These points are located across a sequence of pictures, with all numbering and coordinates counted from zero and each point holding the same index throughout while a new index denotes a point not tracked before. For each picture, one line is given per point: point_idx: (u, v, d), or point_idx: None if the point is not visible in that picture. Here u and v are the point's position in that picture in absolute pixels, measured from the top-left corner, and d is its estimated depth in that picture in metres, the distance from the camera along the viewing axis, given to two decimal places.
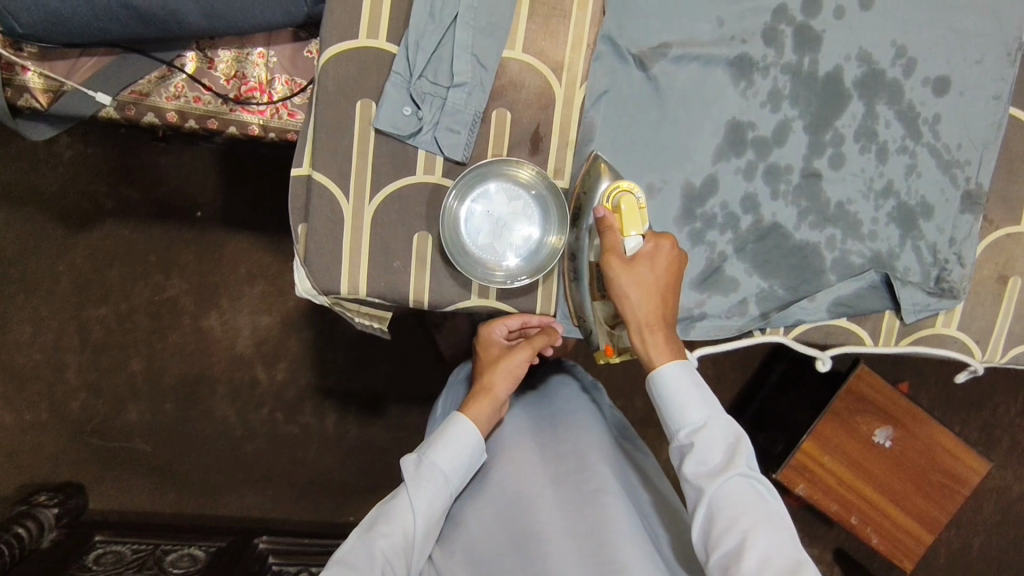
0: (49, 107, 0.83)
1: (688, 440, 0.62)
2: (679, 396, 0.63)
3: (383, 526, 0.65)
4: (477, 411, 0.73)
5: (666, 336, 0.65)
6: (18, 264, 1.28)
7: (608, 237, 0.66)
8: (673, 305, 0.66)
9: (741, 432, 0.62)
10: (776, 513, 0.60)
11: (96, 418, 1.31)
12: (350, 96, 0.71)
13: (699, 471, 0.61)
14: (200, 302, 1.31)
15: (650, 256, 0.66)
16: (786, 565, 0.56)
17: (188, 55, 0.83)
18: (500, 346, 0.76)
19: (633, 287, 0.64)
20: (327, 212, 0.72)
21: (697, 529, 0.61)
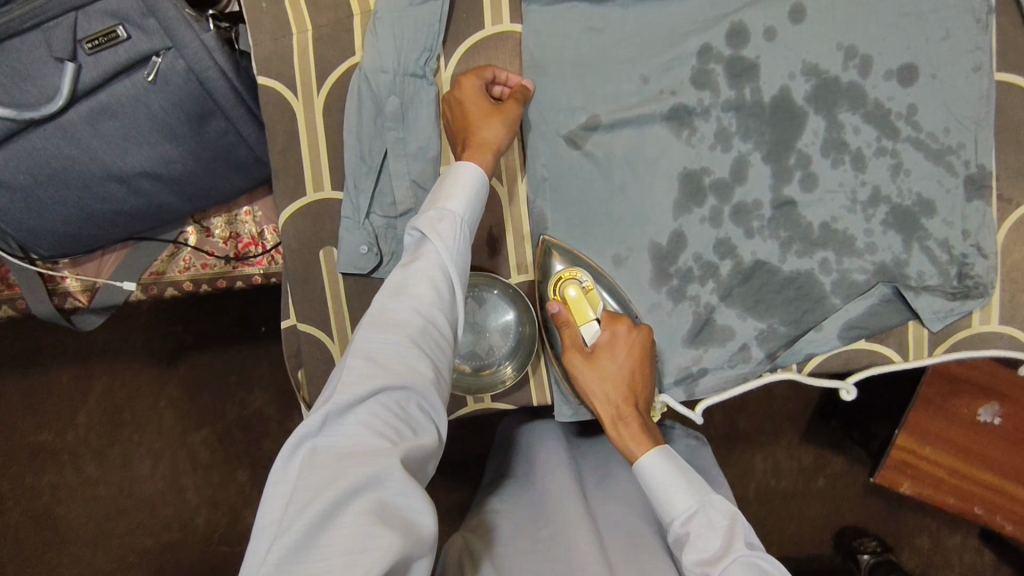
0: (90, 303, 0.95)
1: (684, 530, 0.62)
2: (665, 484, 0.63)
3: (401, 316, 0.53)
4: (487, 162, 0.66)
5: (642, 424, 0.67)
6: (129, 406, 1.46)
7: (567, 333, 0.71)
8: (644, 386, 0.70)
9: (735, 514, 0.62)
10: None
11: (219, 529, 1.46)
12: (312, 247, 0.76)
13: (699, 559, 0.60)
14: (283, 409, 1.45)
15: (609, 345, 0.70)
16: None
17: (188, 230, 0.92)
18: (487, 106, 0.69)
19: (598, 381, 0.68)
20: (318, 355, 0.78)
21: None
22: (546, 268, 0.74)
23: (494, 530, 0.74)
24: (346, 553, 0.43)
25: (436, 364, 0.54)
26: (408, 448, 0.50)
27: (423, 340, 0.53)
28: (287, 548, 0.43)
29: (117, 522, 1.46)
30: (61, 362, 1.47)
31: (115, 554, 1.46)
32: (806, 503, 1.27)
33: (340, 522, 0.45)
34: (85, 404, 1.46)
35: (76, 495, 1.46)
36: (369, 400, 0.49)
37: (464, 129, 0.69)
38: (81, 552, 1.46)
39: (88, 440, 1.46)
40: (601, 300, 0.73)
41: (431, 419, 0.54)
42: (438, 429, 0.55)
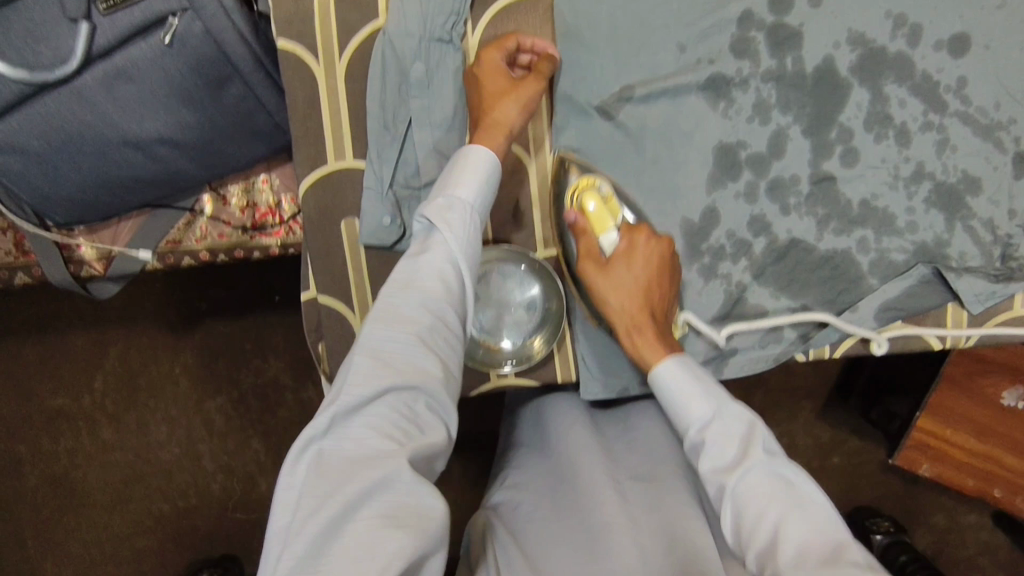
0: (105, 272, 0.93)
1: (699, 438, 0.56)
2: (681, 392, 0.58)
3: (410, 314, 0.51)
4: (497, 143, 0.63)
5: (655, 332, 0.63)
6: (145, 373, 1.46)
7: (583, 242, 0.68)
8: (664, 297, 0.66)
9: (755, 419, 0.56)
10: (814, 499, 0.51)
11: (235, 495, 1.47)
12: (333, 218, 0.74)
13: (715, 466, 0.54)
14: (297, 377, 1.45)
15: (625, 255, 0.66)
16: (829, 551, 0.47)
17: (204, 199, 0.91)
18: (505, 81, 0.66)
19: (612, 292, 0.65)
20: (338, 329, 0.76)
21: (727, 531, 0.53)
22: (563, 182, 0.71)
23: (515, 507, 0.72)
24: (355, 562, 0.43)
25: (447, 360, 0.52)
26: (418, 448, 0.48)
27: (431, 336, 0.51)
28: (297, 556, 0.43)
29: (133, 487, 1.48)
30: (76, 329, 1.46)
31: (133, 518, 1.48)
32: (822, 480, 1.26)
33: (350, 528, 0.44)
34: (101, 369, 1.47)
35: (93, 459, 1.48)
36: (376, 403, 0.48)
37: (480, 107, 0.66)
38: (100, 515, 1.48)
39: (104, 406, 1.47)
40: (620, 209, 0.70)
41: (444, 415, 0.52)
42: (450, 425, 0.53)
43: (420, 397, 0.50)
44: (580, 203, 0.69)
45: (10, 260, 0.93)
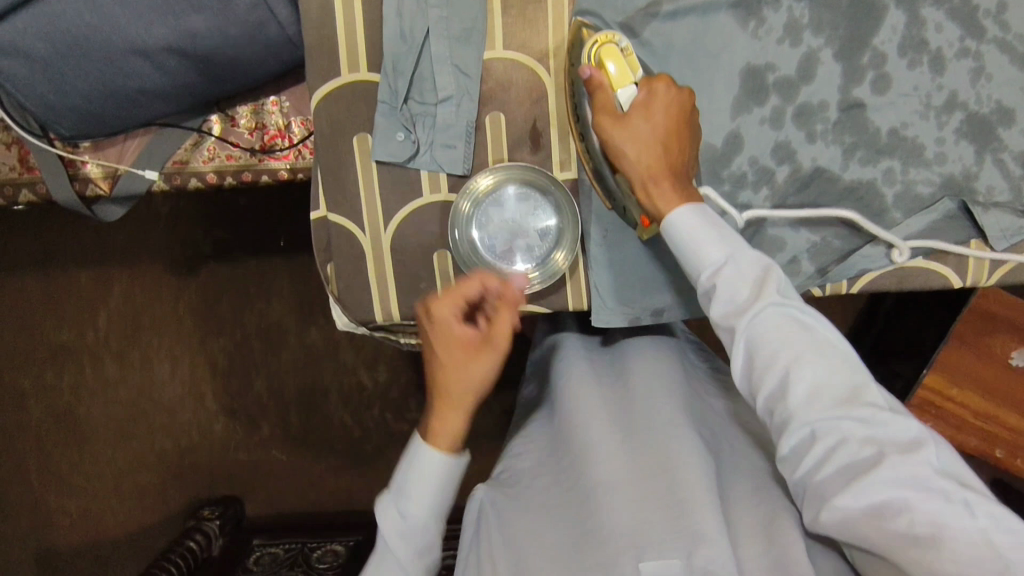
0: (111, 192, 0.92)
1: (711, 282, 0.57)
2: (694, 237, 0.58)
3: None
4: (450, 429, 0.63)
5: (674, 184, 0.61)
6: (149, 310, 1.45)
7: (598, 95, 0.64)
8: (683, 149, 0.63)
9: (770, 263, 0.56)
10: (827, 340, 0.53)
11: (237, 436, 1.47)
12: (345, 133, 0.72)
13: (727, 310, 0.55)
14: (301, 321, 1.44)
15: (643, 106, 0.63)
16: (844, 394, 0.50)
17: (212, 119, 0.88)
18: (456, 334, 0.63)
19: (628, 140, 0.62)
20: (348, 249, 0.75)
21: (737, 372, 0.56)
22: (579, 42, 0.67)
23: (518, 486, 0.68)
24: None
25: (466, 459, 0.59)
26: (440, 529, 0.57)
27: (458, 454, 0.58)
28: None
29: (136, 424, 1.48)
30: (80, 265, 1.45)
31: (135, 455, 1.49)
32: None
33: None
34: (106, 305, 1.46)
35: (96, 395, 1.48)
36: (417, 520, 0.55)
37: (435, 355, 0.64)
38: (103, 450, 1.49)
39: (108, 342, 1.47)
40: (639, 67, 0.66)
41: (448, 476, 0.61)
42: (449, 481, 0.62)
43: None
44: (598, 60, 0.65)
45: (14, 176, 0.92)
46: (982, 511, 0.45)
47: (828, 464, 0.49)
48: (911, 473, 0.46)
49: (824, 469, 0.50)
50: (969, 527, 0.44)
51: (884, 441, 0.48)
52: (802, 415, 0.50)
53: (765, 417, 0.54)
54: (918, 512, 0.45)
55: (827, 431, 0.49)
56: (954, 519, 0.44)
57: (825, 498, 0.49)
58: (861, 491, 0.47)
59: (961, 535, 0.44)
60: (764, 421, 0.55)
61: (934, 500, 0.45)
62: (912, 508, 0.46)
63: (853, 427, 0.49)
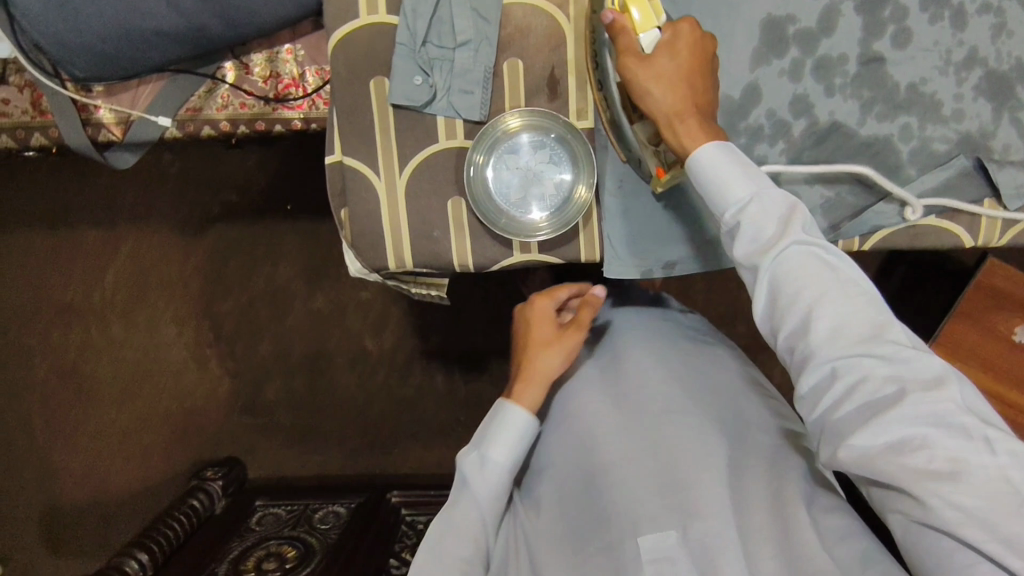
0: (124, 138, 0.91)
1: (735, 221, 0.57)
2: (719, 175, 0.58)
3: (450, 537, 0.63)
4: (533, 398, 0.69)
5: (699, 123, 0.60)
6: (156, 270, 1.46)
7: (622, 38, 0.62)
8: (706, 91, 0.62)
9: (796, 201, 0.56)
10: (851, 278, 0.53)
11: (242, 397, 1.48)
12: (362, 76, 0.72)
13: (751, 248, 0.56)
14: (309, 285, 1.44)
15: (668, 48, 0.61)
16: (866, 331, 0.51)
17: (226, 66, 0.88)
18: (550, 321, 0.73)
19: (654, 82, 0.60)
20: (362, 194, 0.75)
21: (760, 309, 0.57)
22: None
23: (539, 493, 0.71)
24: None
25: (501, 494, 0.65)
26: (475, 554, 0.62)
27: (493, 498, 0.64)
28: None
29: (141, 383, 1.49)
30: (87, 224, 1.45)
31: (141, 413, 1.49)
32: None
33: None
34: (112, 265, 1.46)
35: (102, 354, 1.48)
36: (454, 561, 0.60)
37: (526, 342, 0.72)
38: (109, 407, 1.49)
39: (114, 302, 1.47)
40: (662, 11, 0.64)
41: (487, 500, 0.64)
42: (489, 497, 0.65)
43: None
44: (623, 3, 0.63)
45: (26, 119, 0.92)
46: (1002, 448, 0.46)
47: (848, 401, 0.50)
48: (931, 410, 0.47)
49: (843, 407, 0.51)
50: (986, 462, 0.46)
51: (906, 379, 0.49)
52: (824, 352, 0.51)
53: (786, 355, 0.55)
54: (937, 447, 0.47)
55: (848, 369, 0.50)
56: (972, 455, 0.46)
57: (843, 435, 0.50)
58: (880, 427, 0.48)
59: (978, 469, 0.46)
60: (785, 360, 0.56)
61: (953, 437, 0.47)
62: (931, 443, 0.47)
63: (877, 365, 0.50)
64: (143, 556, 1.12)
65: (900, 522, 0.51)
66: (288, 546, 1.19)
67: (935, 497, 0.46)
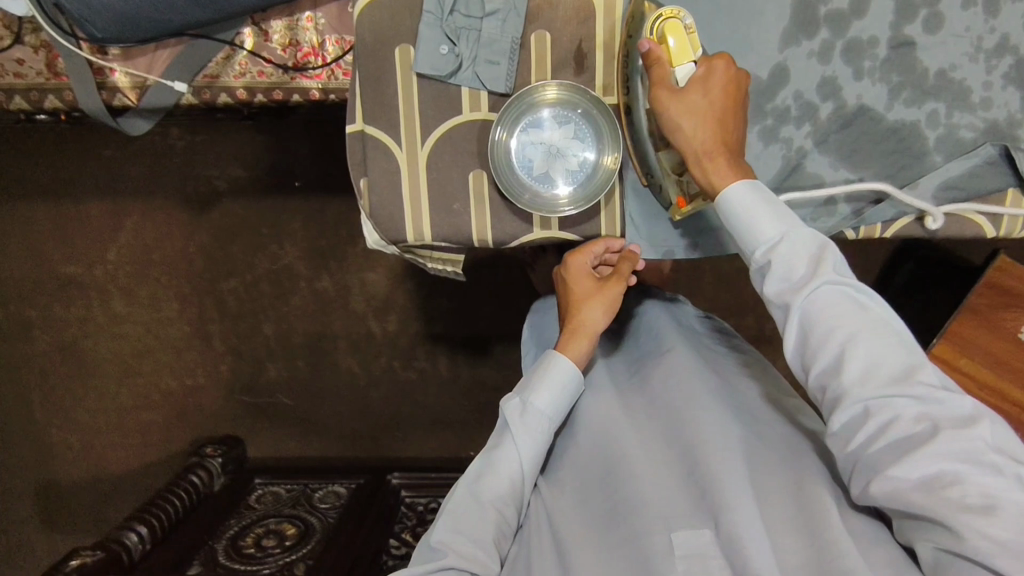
0: (139, 103, 0.91)
1: (767, 258, 0.58)
2: (750, 214, 0.59)
3: (491, 476, 0.65)
4: (579, 349, 0.71)
5: (728, 162, 0.61)
6: (159, 249, 1.37)
7: (656, 70, 0.62)
8: (736, 127, 0.62)
9: (827, 241, 0.56)
10: (882, 321, 0.53)
11: (243, 377, 1.43)
12: (387, 43, 0.71)
13: (783, 286, 0.56)
14: (313, 267, 1.35)
15: (702, 83, 0.61)
16: (898, 372, 0.51)
17: (244, 32, 0.87)
18: (589, 277, 0.74)
19: (684, 117, 0.61)
20: (383, 164, 0.74)
21: (790, 347, 0.57)
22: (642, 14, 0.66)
23: (559, 487, 0.70)
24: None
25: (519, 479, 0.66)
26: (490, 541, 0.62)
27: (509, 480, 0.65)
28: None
29: (141, 360, 1.43)
30: (89, 196, 1.34)
31: (139, 392, 1.44)
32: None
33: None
34: (115, 241, 1.37)
35: (103, 329, 1.42)
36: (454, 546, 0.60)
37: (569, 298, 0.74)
38: (109, 383, 1.44)
39: (116, 278, 1.39)
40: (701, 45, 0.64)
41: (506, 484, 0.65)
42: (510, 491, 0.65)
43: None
44: (661, 34, 0.63)
45: (41, 81, 0.91)
46: None
47: (881, 438, 0.50)
48: (965, 447, 0.47)
49: (876, 444, 0.50)
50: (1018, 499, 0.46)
51: (939, 416, 0.49)
52: (855, 391, 0.51)
53: (816, 394, 0.55)
54: (971, 483, 0.46)
55: (880, 408, 0.50)
56: (1005, 492, 0.46)
57: (877, 470, 0.50)
58: (914, 463, 0.48)
59: (1013, 505, 0.45)
60: (815, 398, 0.56)
61: (987, 474, 0.46)
62: (964, 479, 0.46)
63: (908, 403, 0.49)
64: (142, 530, 1.11)
65: (927, 552, 0.50)
66: (287, 524, 1.20)
67: (969, 530, 0.45)
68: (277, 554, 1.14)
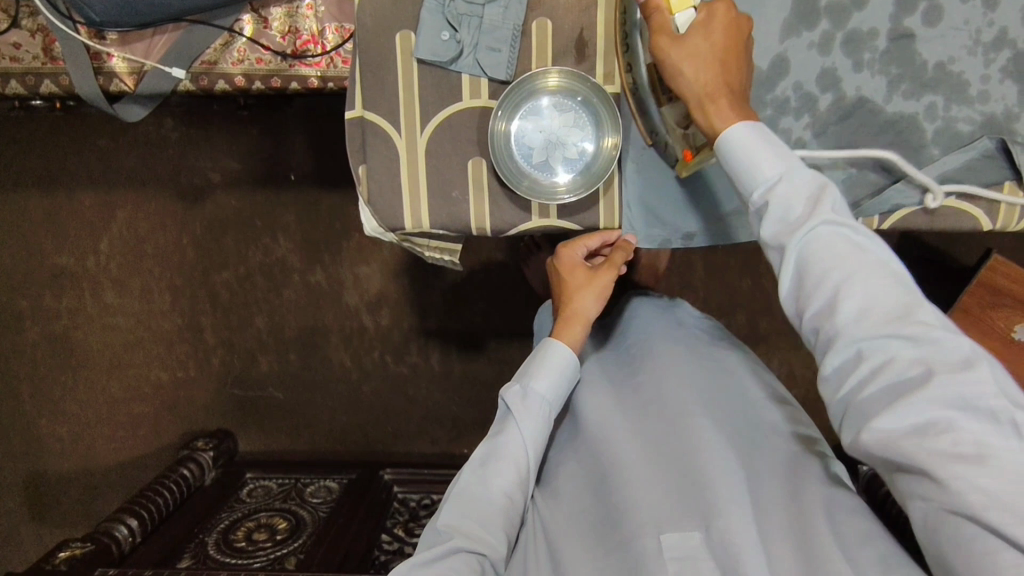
0: (136, 90, 0.90)
1: (764, 201, 0.55)
2: (745, 153, 0.56)
3: (497, 465, 0.65)
4: (573, 336, 0.73)
5: (733, 104, 0.58)
6: (151, 240, 1.36)
7: (655, 17, 0.60)
8: (739, 71, 0.59)
9: (827, 180, 0.53)
10: (881, 263, 0.50)
11: (235, 371, 1.42)
12: (388, 28, 0.71)
13: (779, 228, 0.53)
14: (307, 260, 1.35)
15: (702, 26, 0.58)
16: (894, 312, 0.48)
17: (244, 19, 0.86)
18: (581, 267, 0.75)
19: (686, 61, 0.58)
20: (382, 150, 0.74)
21: (785, 293, 0.54)
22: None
23: (555, 485, 0.70)
24: None
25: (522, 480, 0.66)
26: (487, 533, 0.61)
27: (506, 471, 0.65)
28: None
29: (133, 353, 1.42)
30: (83, 186, 1.33)
31: (130, 384, 1.43)
32: (819, 409, 1.28)
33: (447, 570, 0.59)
34: (107, 231, 1.36)
35: (93, 321, 1.40)
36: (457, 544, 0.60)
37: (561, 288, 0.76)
38: (100, 375, 1.43)
39: (108, 269, 1.38)
40: None
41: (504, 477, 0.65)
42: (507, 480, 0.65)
43: (487, 557, 0.60)
44: None
45: (37, 65, 0.91)
46: None
47: (873, 383, 0.47)
48: (961, 392, 0.44)
49: (868, 388, 0.48)
50: (1015, 449, 0.42)
51: (933, 359, 0.46)
52: (849, 333, 0.48)
53: (810, 336, 0.53)
54: (963, 430, 0.43)
55: (875, 350, 0.47)
56: (999, 441, 0.42)
57: (867, 418, 0.47)
58: (907, 408, 0.45)
59: (1007, 454, 0.42)
60: (809, 342, 0.53)
61: (980, 421, 0.43)
62: (957, 425, 0.43)
63: (903, 347, 0.47)
64: (132, 522, 1.10)
65: (918, 509, 0.46)
66: (278, 518, 1.19)
67: (960, 478, 0.43)
68: (269, 547, 1.14)
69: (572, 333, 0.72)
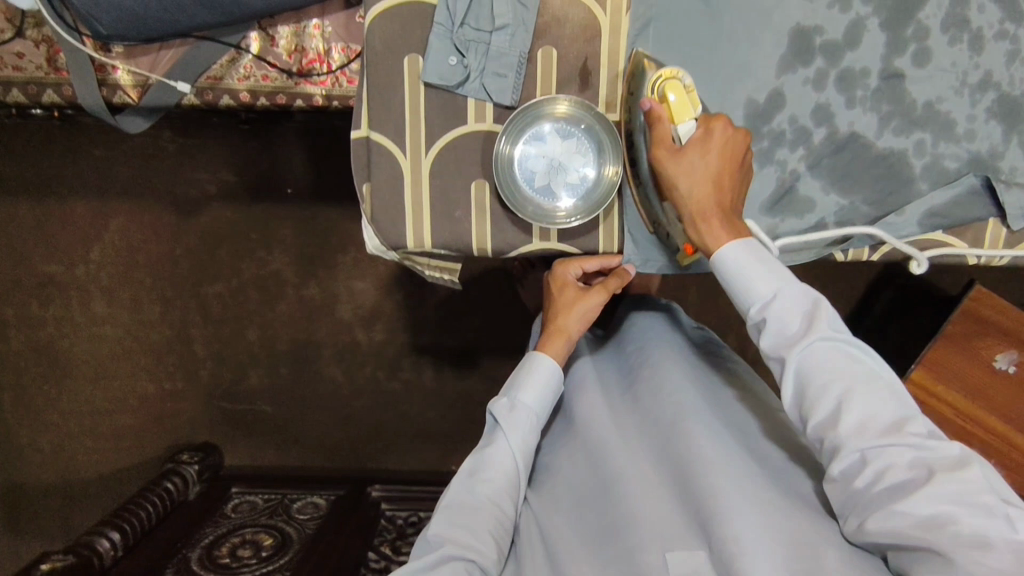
0: (140, 101, 0.90)
1: (761, 316, 0.60)
2: (745, 272, 0.61)
3: (486, 474, 0.67)
4: (557, 350, 0.75)
5: (723, 222, 0.64)
6: (144, 251, 1.35)
7: (656, 128, 0.66)
8: (734, 187, 0.65)
9: (819, 296, 0.59)
10: (875, 375, 0.56)
11: (224, 384, 1.41)
12: (397, 52, 0.72)
13: (779, 342, 0.59)
14: (301, 274, 1.35)
15: (700, 144, 0.64)
16: (891, 424, 0.53)
17: (251, 36, 0.87)
18: (574, 286, 0.77)
19: (682, 177, 0.64)
20: (387, 169, 0.75)
21: (788, 401, 0.59)
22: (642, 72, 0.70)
23: (552, 494, 0.71)
24: None
25: (513, 493, 0.68)
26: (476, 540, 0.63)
27: (497, 484, 0.67)
28: None
29: (121, 363, 1.40)
30: (76, 195, 1.33)
31: (116, 395, 1.41)
32: None
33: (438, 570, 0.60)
34: (99, 241, 1.35)
35: (81, 331, 1.39)
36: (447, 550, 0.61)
37: (553, 302, 0.78)
38: (86, 386, 1.41)
39: (99, 279, 1.37)
40: (700, 104, 0.68)
41: (492, 487, 0.67)
42: (498, 492, 0.67)
43: (478, 563, 0.61)
44: (661, 92, 0.68)
45: (40, 75, 0.91)
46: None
47: (877, 484, 0.52)
48: (958, 490, 0.49)
49: (875, 488, 0.52)
50: (1011, 537, 0.47)
51: (932, 461, 0.51)
52: (852, 442, 0.53)
53: (815, 443, 0.57)
54: (964, 523, 0.48)
55: (877, 456, 0.52)
56: (996, 532, 0.47)
57: (876, 508, 0.52)
58: (912, 502, 0.50)
59: (1007, 542, 0.47)
60: (813, 446, 0.58)
61: (980, 514, 0.48)
62: (959, 518, 0.48)
63: (903, 452, 0.51)
64: (114, 535, 1.08)
65: None
66: (264, 534, 1.17)
67: (968, 564, 0.47)
68: (253, 564, 1.11)
69: (558, 348, 0.75)
